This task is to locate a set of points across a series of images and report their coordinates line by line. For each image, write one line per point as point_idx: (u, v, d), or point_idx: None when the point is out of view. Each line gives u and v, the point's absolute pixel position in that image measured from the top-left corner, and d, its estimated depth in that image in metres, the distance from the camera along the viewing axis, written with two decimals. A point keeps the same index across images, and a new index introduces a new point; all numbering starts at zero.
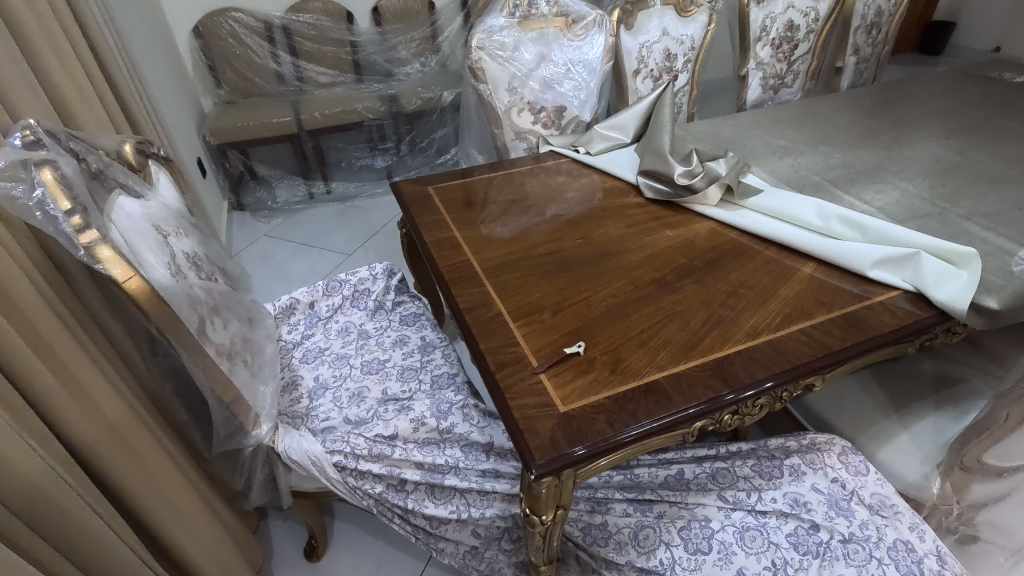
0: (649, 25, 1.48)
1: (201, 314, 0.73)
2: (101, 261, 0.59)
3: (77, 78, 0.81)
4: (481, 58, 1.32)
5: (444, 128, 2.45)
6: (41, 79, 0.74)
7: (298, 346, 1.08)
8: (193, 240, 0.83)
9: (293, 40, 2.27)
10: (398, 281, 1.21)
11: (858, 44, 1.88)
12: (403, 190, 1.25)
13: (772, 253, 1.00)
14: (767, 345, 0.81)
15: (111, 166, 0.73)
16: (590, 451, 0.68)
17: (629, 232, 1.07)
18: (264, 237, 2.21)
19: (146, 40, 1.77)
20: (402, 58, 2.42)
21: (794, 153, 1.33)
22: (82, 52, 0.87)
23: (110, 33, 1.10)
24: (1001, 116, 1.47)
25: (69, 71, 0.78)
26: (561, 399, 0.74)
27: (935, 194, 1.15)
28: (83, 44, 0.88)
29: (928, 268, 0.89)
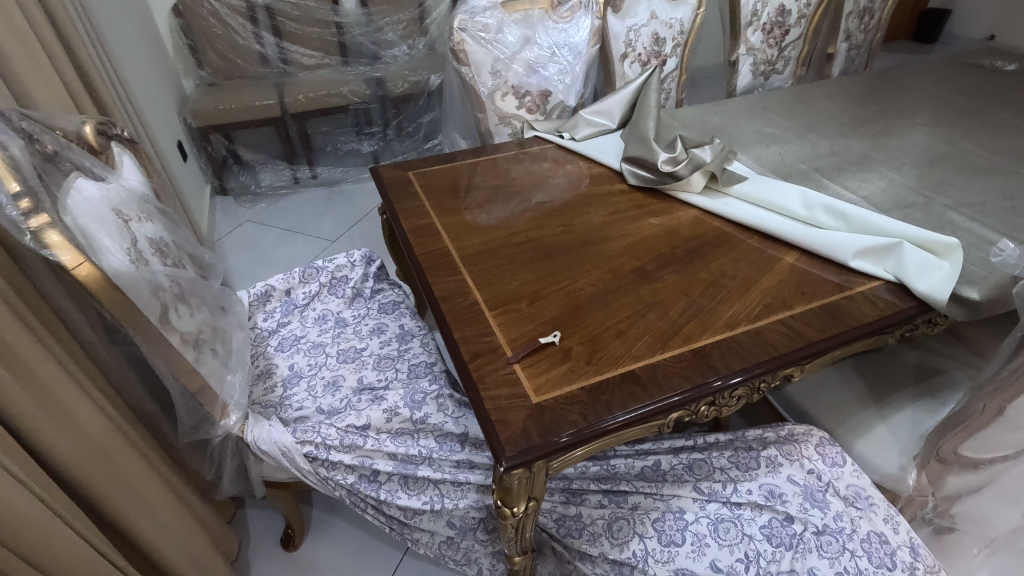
0: (636, 8, 1.45)
1: (164, 301, 0.71)
2: (49, 246, 0.56)
3: (35, 55, 0.78)
4: (462, 41, 1.28)
5: (432, 112, 2.44)
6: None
7: (273, 334, 1.07)
8: (160, 225, 0.81)
9: (277, 21, 2.20)
10: (377, 268, 1.19)
11: (850, 30, 1.85)
12: (383, 175, 1.22)
13: (754, 242, 0.99)
14: (745, 336, 0.80)
15: (69, 148, 0.71)
16: (569, 441, 0.67)
17: (611, 220, 1.05)
18: (248, 222, 2.17)
19: (119, 19, 1.71)
20: (389, 40, 2.37)
21: (781, 141, 1.31)
22: (41, 28, 0.83)
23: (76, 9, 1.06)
24: (991, 105, 1.46)
25: (24, 48, 0.75)
26: (534, 390, 0.73)
27: (921, 183, 1.14)
28: (43, 21, 0.85)
29: (910, 258, 0.88)
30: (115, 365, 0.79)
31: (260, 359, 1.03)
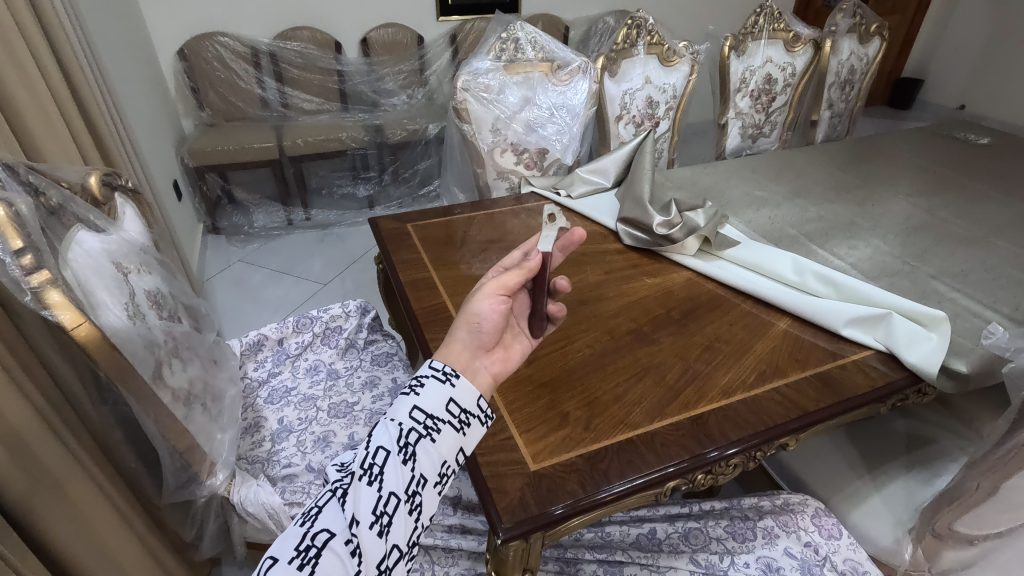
0: (632, 73, 1.53)
1: (158, 358, 0.69)
2: (49, 306, 0.55)
3: (47, 114, 0.84)
4: (465, 100, 1.35)
5: (428, 160, 2.48)
6: (9, 114, 0.76)
7: (263, 385, 1.05)
8: (158, 276, 0.80)
9: (280, 66, 2.46)
10: (372, 319, 1.19)
11: (832, 99, 1.94)
12: (380, 226, 1.23)
13: (748, 305, 1.00)
14: (741, 404, 0.80)
15: (72, 201, 0.69)
16: (568, 511, 0.66)
17: (607, 279, 1.06)
18: (238, 262, 2.16)
19: (120, 58, 1.75)
20: (389, 89, 2.65)
21: (772, 205, 1.35)
22: (58, 92, 0.92)
23: (89, 66, 1.14)
24: (968, 175, 1.52)
25: (35, 103, 0.81)
26: (496, 377, 0.68)
27: (906, 252, 1.16)
28: (58, 82, 0.93)
29: (900, 329, 0.90)
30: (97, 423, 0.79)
31: (249, 411, 1.00)
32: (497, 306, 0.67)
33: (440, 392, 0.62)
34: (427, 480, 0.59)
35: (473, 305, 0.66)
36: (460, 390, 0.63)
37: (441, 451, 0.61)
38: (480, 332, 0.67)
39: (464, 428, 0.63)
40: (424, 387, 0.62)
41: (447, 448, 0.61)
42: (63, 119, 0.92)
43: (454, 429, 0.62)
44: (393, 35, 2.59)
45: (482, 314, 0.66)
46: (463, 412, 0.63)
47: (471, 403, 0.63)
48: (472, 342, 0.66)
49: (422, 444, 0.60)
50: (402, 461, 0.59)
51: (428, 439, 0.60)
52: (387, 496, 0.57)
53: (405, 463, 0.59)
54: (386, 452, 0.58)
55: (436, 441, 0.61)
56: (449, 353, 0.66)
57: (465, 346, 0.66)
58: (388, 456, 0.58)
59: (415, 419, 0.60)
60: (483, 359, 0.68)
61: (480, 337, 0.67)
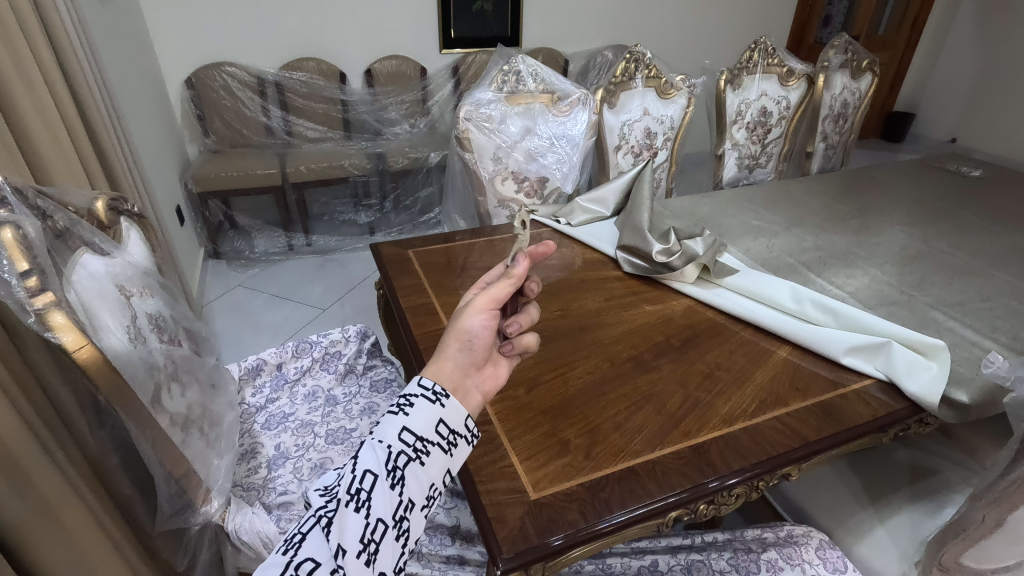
0: (630, 104, 1.57)
1: (157, 381, 0.69)
2: (52, 328, 0.55)
3: (57, 139, 0.86)
4: (467, 129, 1.37)
5: (429, 188, 2.51)
6: (21, 139, 0.78)
7: (260, 410, 1.04)
8: (160, 299, 0.80)
9: (285, 95, 2.52)
10: (372, 344, 1.19)
11: (827, 131, 1.98)
12: (381, 252, 1.24)
13: (747, 333, 1.01)
14: (742, 432, 0.80)
15: (79, 224, 0.70)
16: (567, 542, 0.65)
17: (607, 306, 1.07)
18: (238, 287, 2.16)
19: (130, 86, 1.79)
20: (392, 118, 2.70)
21: (769, 234, 1.36)
22: (70, 120, 0.94)
23: (100, 93, 1.17)
24: (962, 207, 1.54)
25: (46, 131, 0.83)
26: (486, 396, 0.67)
27: (904, 281, 1.17)
28: (70, 111, 0.95)
29: (900, 358, 0.90)
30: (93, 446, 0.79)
31: (245, 437, 0.99)
32: (489, 322, 0.64)
33: (429, 413, 0.61)
34: (415, 504, 0.58)
35: (465, 322, 0.64)
36: (450, 410, 0.62)
37: (430, 473, 0.60)
38: (472, 351, 0.65)
39: (451, 449, 0.62)
40: (413, 407, 0.61)
41: (436, 471, 0.60)
42: (73, 145, 0.94)
43: (442, 450, 0.61)
44: (397, 67, 2.66)
45: (475, 333, 0.64)
46: (451, 433, 0.62)
47: (460, 424, 0.62)
48: (464, 360, 0.65)
49: (411, 467, 0.59)
50: (390, 486, 0.58)
51: (417, 462, 0.59)
52: (374, 523, 0.56)
53: (393, 487, 0.58)
54: (373, 477, 0.57)
55: (425, 464, 0.60)
56: (440, 370, 0.64)
57: (456, 365, 0.65)
58: (376, 481, 0.57)
59: (404, 441, 0.59)
60: (473, 378, 0.66)
61: (471, 355, 0.65)
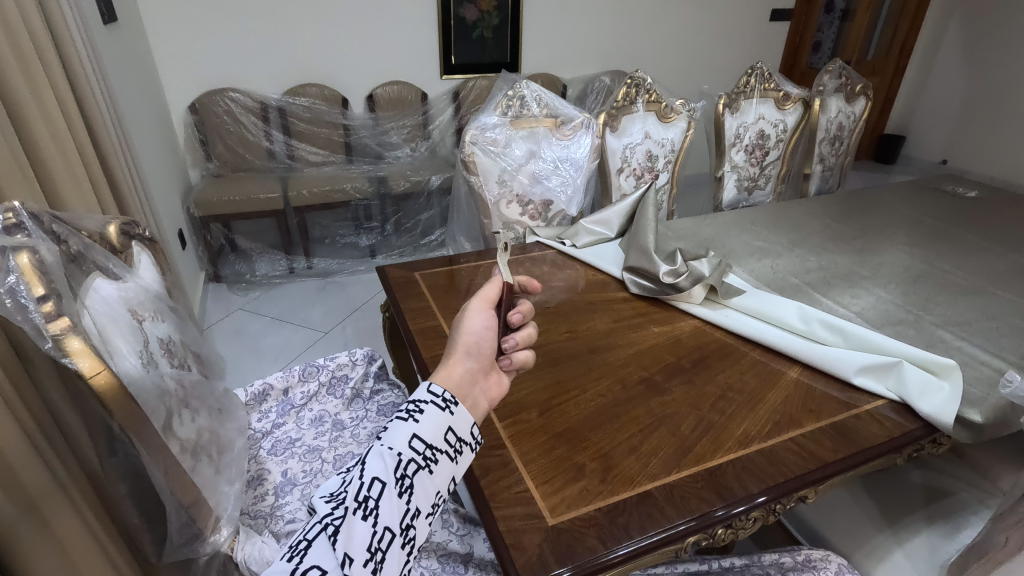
0: (632, 128, 1.59)
1: (169, 407, 0.68)
2: (69, 353, 0.54)
3: (72, 167, 0.86)
4: (473, 152, 1.38)
5: (430, 211, 2.53)
6: (37, 165, 0.78)
7: (267, 435, 1.03)
8: (170, 324, 0.80)
9: (288, 120, 2.55)
10: (379, 367, 1.18)
11: (823, 154, 2.02)
12: (388, 275, 1.24)
13: (757, 354, 1.00)
14: (758, 454, 0.79)
15: (92, 248, 0.69)
16: (586, 570, 0.63)
17: (615, 327, 1.07)
18: (238, 310, 2.16)
19: (137, 111, 1.81)
20: (393, 142, 2.73)
21: (773, 255, 1.37)
22: (85, 147, 0.95)
23: (111, 119, 1.18)
24: (962, 227, 1.56)
25: (63, 161, 0.84)
26: (492, 403, 0.67)
27: (909, 301, 1.17)
28: (85, 138, 0.96)
29: (912, 378, 0.90)
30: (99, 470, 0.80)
31: (251, 463, 0.98)
32: (489, 322, 0.68)
33: (439, 420, 0.60)
34: (421, 512, 0.57)
35: (468, 324, 0.67)
36: (458, 418, 0.61)
37: (437, 482, 0.58)
38: (479, 353, 0.67)
39: (458, 457, 0.61)
40: (422, 413, 0.60)
41: (443, 479, 0.59)
42: (87, 171, 0.95)
43: (450, 458, 0.60)
44: (398, 92, 2.70)
45: (479, 332, 0.67)
46: (458, 441, 0.61)
47: (467, 431, 0.61)
48: (473, 364, 0.66)
49: (420, 475, 0.57)
50: (398, 494, 0.56)
51: (426, 471, 0.58)
52: (382, 531, 0.54)
53: (401, 495, 0.56)
54: (382, 484, 0.55)
55: (434, 473, 0.58)
56: (449, 377, 0.64)
57: (465, 370, 0.65)
58: (385, 489, 0.55)
59: (415, 448, 0.58)
60: (480, 385, 0.66)
61: (477, 358, 0.67)
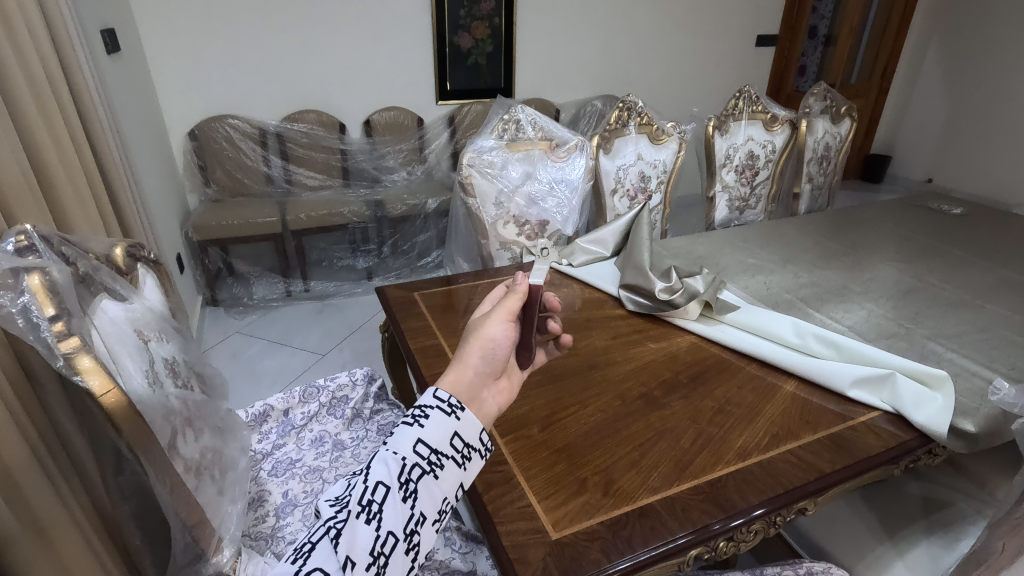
0: (624, 150, 1.63)
1: (174, 426, 0.69)
2: (80, 372, 0.55)
3: (80, 193, 0.88)
4: (470, 174, 1.41)
5: (427, 233, 2.56)
6: (48, 192, 0.81)
7: (267, 457, 1.03)
8: (174, 344, 0.81)
9: (286, 145, 2.59)
10: (378, 388, 1.18)
11: (812, 173, 2.06)
12: (387, 295, 1.26)
13: (753, 369, 1.02)
14: (758, 467, 0.80)
15: (100, 269, 0.70)
16: None
17: (613, 344, 1.08)
18: (235, 333, 2.16)
19: (140, 137, 1.84)
20: (389, 166, 2.77)
21: (765, 272, 1.39)
22: (92, 173, 0.97)
23: (116, 147, 1.20)
24: (948, 242, 1.59)
25: (74, 188, 0.87)
26: (501, 408, 0.67)
27: (900, 315, 1.20)
28: (92, 164, 0.99)
29: (905, 390, 0.92)
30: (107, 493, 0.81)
31: (252, 484, 0.98)
32: (511, 331, 0.66)
33: (445, 425, 0.60)
34: (426, 518, 0.57)
35: (487, 330, 0.65)
36: (465, 423, 0.62)
37: (443, 487, 0.59)
38: (492, 359, 0.66)
39: (465, 463, 0.61)
40: (428, 418, 0.60)
41: (449, 485, 0.59)
42: (94, 196, 0.97)
43: (457, 464, 0.60)
44: (394, 118, 2.75)
45: (496, 342, 0.65)
46: (465, 447, 0.61)
47: (475, 437, 0.62)
48: (483, 370, 0.65)
49: (424, 481, 0.58)
50: (402, 498, 0.56)
51: (431, 476, 0.58)
52: (385, 535, 0.55)
53: (405, 500, 0.56)
54: (385, 488, 0.56)
55: (439, 478, 0.59)
56: (457, 381, 0.64)
57: (475, 373, 0.65)
58: (388, 493, 0.56)
59: (419, 453, 0.58)
60: (489, 389, 0.67)
61: (491, 364, 0.66)
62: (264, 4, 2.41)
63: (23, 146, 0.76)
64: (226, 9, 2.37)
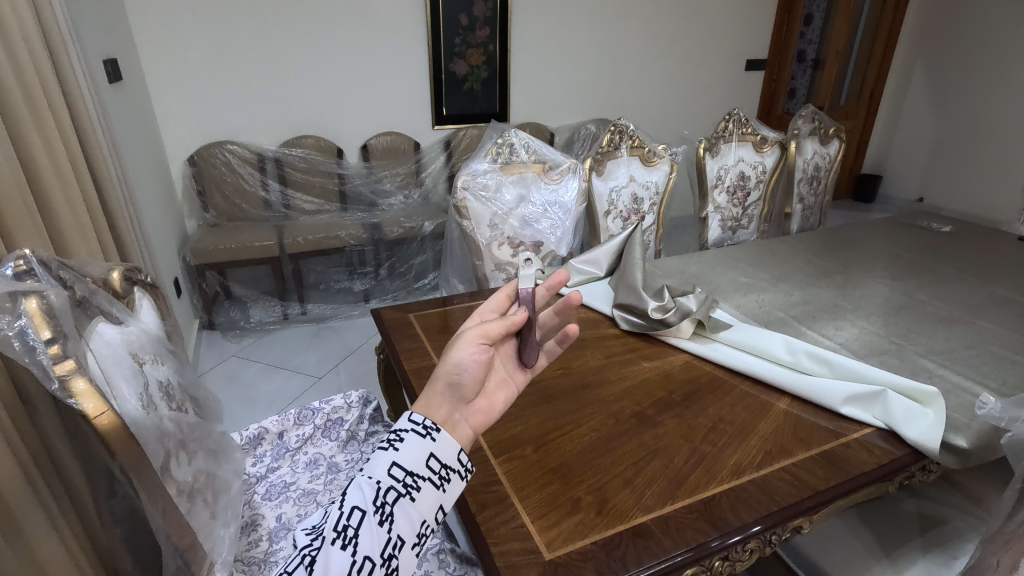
0: (617, 172, 1.66)
1: (167, 449, 0.69)
2: (75, 395, 0.55)
3: (79, 218, 0.90)
4: (464, 198, 1.44)
5: (423, 255, 2.58)
6: (47, 218, 0.82)
7: (261, 480, 1.02)
8: (170, 367, 0.82)
9: (284, 170, 2.62)
10: (374, 409, 1.18)
11: (802, 193, 2.10)
12: (383, 316, 1.27)
13: (746, 387, 1.02)
14: (751, 485, 0.80)
15: (96, 293, 0.71)
16: None
17: (607, 363, 1.09)
18: (232, 356, 2.16)
19: (139, 163, 1.87)
20: (387, 190, 2.81)
21: (758, 290, 1.41)
22: (91, 200, 0.99)
23: (116, 173, 1.22)
24: (937, 260, 1.61)
25: (73, 215, 0.88)
26: (476, 431, 0.65)
27: (891, 331, 1.21)
28: (92, 192, 1.00)
29: (896, 406, 0.92)
30: (102, 518, 0.82)
31: (245, 509, 0.97)
32: (478, 356, 0.63)
33: (420, 447, 0.59)
34: (405, 542, 0.57)
35: (453, 356, 0.63)
36: (441, 444, 0.60)
37: (421, 510, 0.58)
38: (460, 386, 0.63)
39: (444, 485, 0.60)
40: (403, 441, 0.59)
41: (427, 507, 0.58)
42: (93, 222, 0.98)
43: (435, 486, 0.59)
44: (391, 142, 2.79)
45: (464, 366, 0.63)
46: (443, 468, 0.60)
47: (451, 458, 0.60)
48: (454, 395, 0.63)
49: (400, 504, 0.57)
50: (378, 522, 0.56)
51: (408, 498, 0.58)
52: (361, 560, 0.55)
53: (381, 524, 0.56)
54: (361, 513, 0.56)
55: (416, 500, 0.58)
56: (428, 406, 0.63)
57: (444, 398, 0.63)
58: (364, 517, 0.56)
59: (394, 476, 0.58)
60: (463, 411, 0.64)
61: (461, 390, 0.64)
62: (263, 34, 2.48)
63: (24, 173, 0.78)
64: (226, 39, 2.43)
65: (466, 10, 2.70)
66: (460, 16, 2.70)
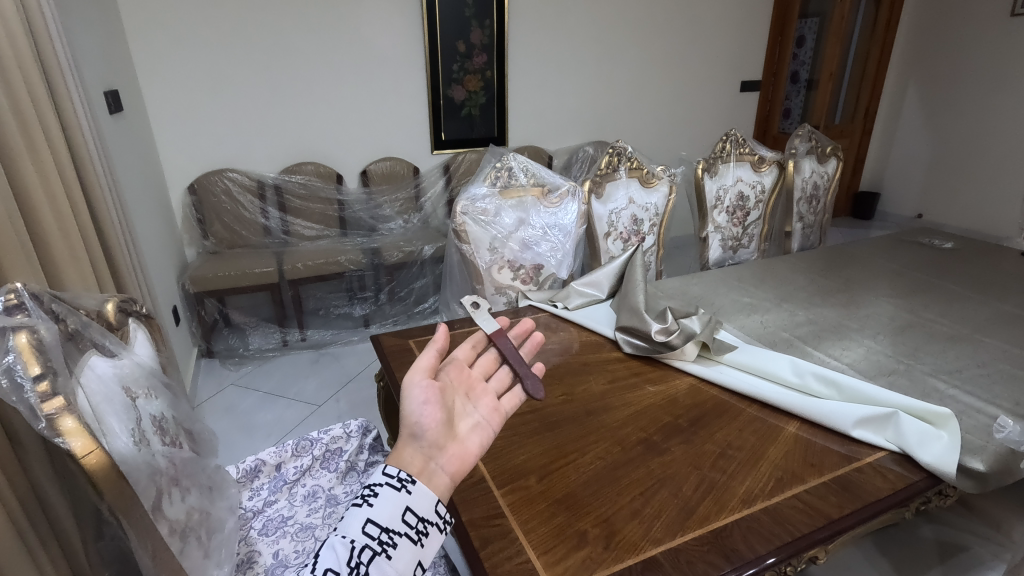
0: (616, 194, 1.66)
1: (159, 486, 0.67)
2: (62, 433, 0.53)
3: (74, 250, 0.89)
4: (464, 222, 1.44)
5: (423, 279, 2.57)
6: (41, 252, 0.81)
7: (258, 514, 1.00)
8: (163, 401, 0.80)
9: (283, 198, 2.64)
10: (374, 439, 1.15)
11: (802, 212, 2.10)
12: (383, 343, 1.25)
13: (753, 410, 1.00)
14: (764, 513, 0.77)
15: (89, 326, 0.70)
16: None
17: (610, 388, 1.07)
18: (230, 386, 2.13)
19: (138, 191, 1.87)
20: (387, 215, 2.83)
21: (761, 310, 1.39)
22: (87, 232, 0.98)
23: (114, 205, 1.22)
24: (941, 277, 1.60)
25: (68, 248, 0.88)
26: (454, 477, 0.63)
27: (899, 351, 1.19)
28: (88, 224, 1.00)
29: (909, 429, 0.90)
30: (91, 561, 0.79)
31: (242, 545, 0.94)
32: (427, 398, 0.65)
33: (395, 501, 0.58)
34: None
35: (407, 404, 0.65)
36: (417, 496, 0.59)
37: (398, 567, 0.55)
38: (424, 433, 0.64)
39: (422, 540, 0.58)
40: (377, 496, 0.58)
41: (405, 564, 0.56)
42: (89, 254, 0.98)
43: (412, 541, 0.57)
44: (391, 167, 2.80)
45: (418, 411, 0.64)
46: (420, 522, 0.58)
47: (429, 510, 0.59)
48: (421, 443, 0.63)
49: (376, 562, 0.55)
50: None
51: (384, 556, 0.55)
52: None
53: None
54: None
55: (392, 558, 0.56)
56: (401, 458, 0.62)
57: (411, 447, 0.63)
58: None
59: (369, 533, 0.56)
60: (438, 458, 0.64)
61: (427, 436, 0.64)
62: (263, 65, 2.51)
63: (18, 209, 0.78)
64: (227, 70, 2.47)
65: (463, 37, 2.74)
66: (458, 43, 2.75)
